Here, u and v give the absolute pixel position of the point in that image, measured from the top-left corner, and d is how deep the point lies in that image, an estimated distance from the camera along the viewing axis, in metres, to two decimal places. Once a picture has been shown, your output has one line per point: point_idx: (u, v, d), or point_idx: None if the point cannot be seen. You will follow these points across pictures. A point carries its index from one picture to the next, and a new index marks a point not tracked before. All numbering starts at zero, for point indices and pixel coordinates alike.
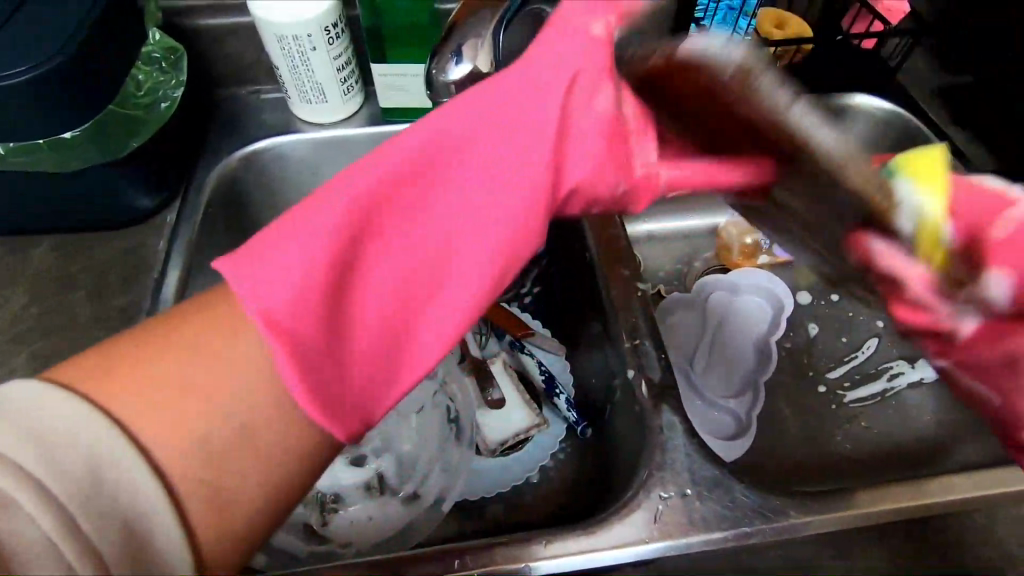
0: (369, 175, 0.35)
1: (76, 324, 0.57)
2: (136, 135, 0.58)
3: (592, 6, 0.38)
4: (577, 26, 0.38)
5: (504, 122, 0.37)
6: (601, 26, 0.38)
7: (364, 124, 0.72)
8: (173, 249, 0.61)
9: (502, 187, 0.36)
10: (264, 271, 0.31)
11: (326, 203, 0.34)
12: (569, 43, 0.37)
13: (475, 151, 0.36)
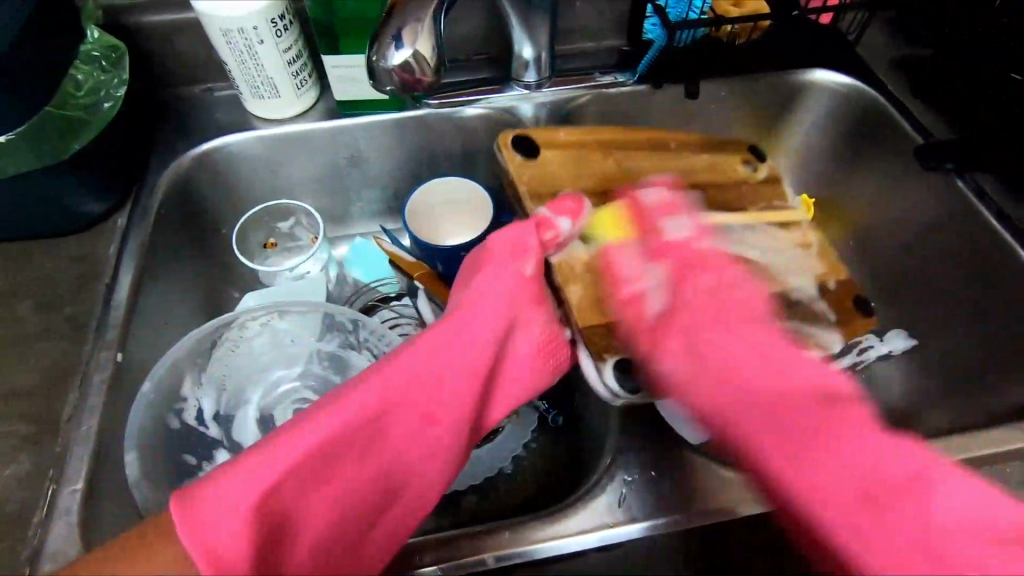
0: (370, 394, 0.42)
1: (23, 336, 0.55)
2: (76, 138, 0.57)
3: (534, 241, 0.51)
4: (512, 264, 0.50)
5: (453, 371, 0.45)
6: (530, 266, 0.51)
7: (320, 119, 0.71)
8: (124, 252, 0.59)
9: (458, 385, 0.45)
10: (275, 475, 0.37)
11: (336, 413, 0.40)
12: (504, 303, 0.49)
13: (432, 393, 0.44)
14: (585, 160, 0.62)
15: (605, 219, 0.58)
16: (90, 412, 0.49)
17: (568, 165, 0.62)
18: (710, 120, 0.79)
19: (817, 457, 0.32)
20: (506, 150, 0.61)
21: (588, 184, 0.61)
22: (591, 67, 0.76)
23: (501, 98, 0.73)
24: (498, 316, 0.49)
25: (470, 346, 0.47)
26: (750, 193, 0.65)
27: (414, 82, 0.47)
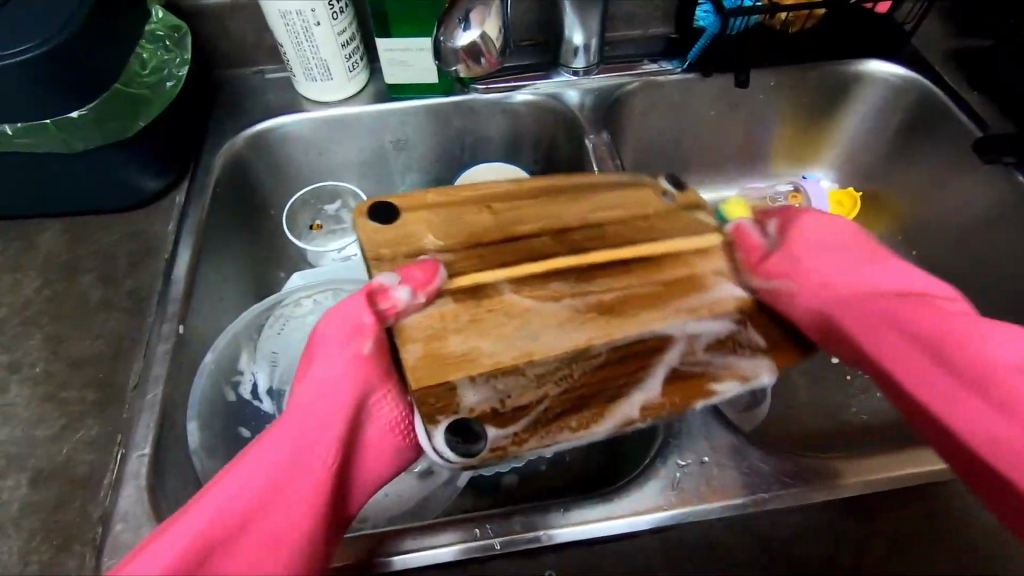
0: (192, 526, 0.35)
1: (87, 307, 0.57)
2: (141, 115, 0.58)
3: (368, 314, 0.41)
4: (345, 342, 0.42)
5: (293, 467, 0.38)
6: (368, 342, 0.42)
7: (369, 102, 0.72)
8: (183, 229, 0.61)
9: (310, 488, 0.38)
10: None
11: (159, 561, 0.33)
12: (330, 377, 0.41)
13: (268, 495, 0.37)
14: (547, 205, 0.49)
15: (500, 255, 0.45)
16: (154, 381, 0.51)
17: (539, 208, 0.48)
18: (756, 111, 0.79)
19: (969, 410, 0.38)
20: (362, 219, 0.46)
21: (536, 224, 0.47)
22: (637, 54, 0.76)
23: (549, 85, 0.73)
24: (339, 407, 0.41)
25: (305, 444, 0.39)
26: (661, 228, 0.48)
27: (476, 65, 0.47)
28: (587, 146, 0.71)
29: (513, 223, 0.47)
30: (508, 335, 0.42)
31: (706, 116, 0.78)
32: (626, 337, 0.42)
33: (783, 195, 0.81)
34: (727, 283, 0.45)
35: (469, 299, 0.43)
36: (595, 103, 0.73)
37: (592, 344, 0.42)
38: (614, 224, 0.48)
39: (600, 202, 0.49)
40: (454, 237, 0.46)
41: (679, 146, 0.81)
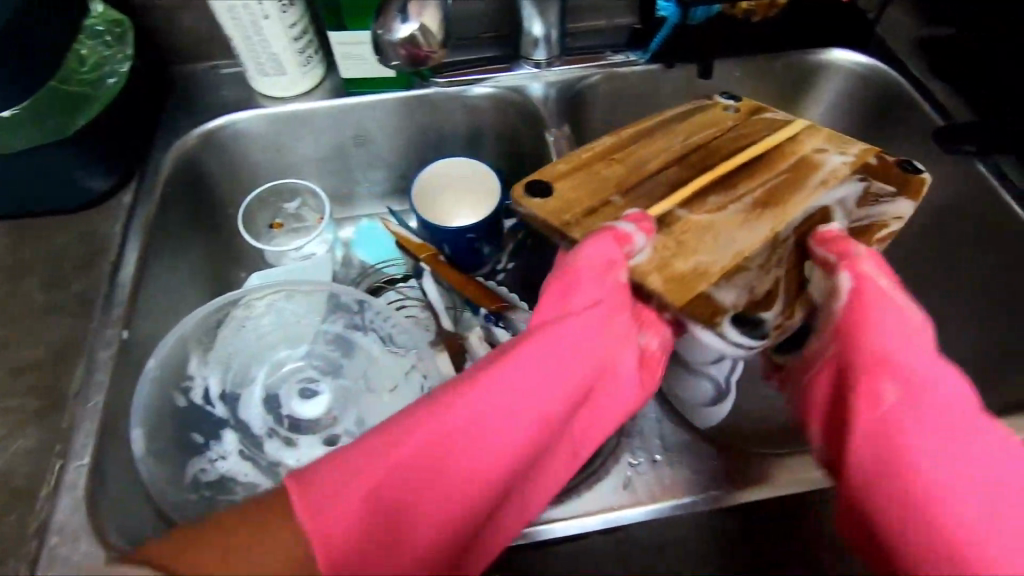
0: (410, 448, 0.37)
1: (30, 311, 0.55)
2: (81, 113, 0.56)
3: (615, 251, 0.43)
4: (602, 276, 0.42)
5: (534, 385, 0.39)
6: (621, 272, 0.43)
7: (325, 97, 0.70)
8: (130, 230, 0.59)
9: (539, 419, 0.39)
10: (346, 528, 0.35)
11: (351, 476, 0.35)
12: (582, 296, 0.41)
13: (497, 399, 0.38)
14: (660, 137, 0.55)
15: (662, 178, 0.51)
16: (96, 389, 0.49)
17: (658, 143, 0.55)
18: None
19: (905, 457, 0.37)
20: (522, 200, 0.51)
21: (659, 158, 0.53)
22: (600, 44, 0.75)
23: (510, 78, 0.72)
24: (617, 327, 0.41)
25: (553, 379, 0.39)
26: (757, 128, 0.56)
27: (419, 59, 0.46)
28: (549, 140, 0.69)
29: (623, 155, 0.54)
30: (712, 246, 0.46)
31: (671, 107, 0.77)
32: (798, 217, 0.48)
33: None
34: (830, 156, 0.52)
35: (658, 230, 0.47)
36: (557, 95, 0.72)
37: (778, 233, 0.47)
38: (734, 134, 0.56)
39: (688, 131, 0.56)
40: (594, 192, 0.51)
41: None
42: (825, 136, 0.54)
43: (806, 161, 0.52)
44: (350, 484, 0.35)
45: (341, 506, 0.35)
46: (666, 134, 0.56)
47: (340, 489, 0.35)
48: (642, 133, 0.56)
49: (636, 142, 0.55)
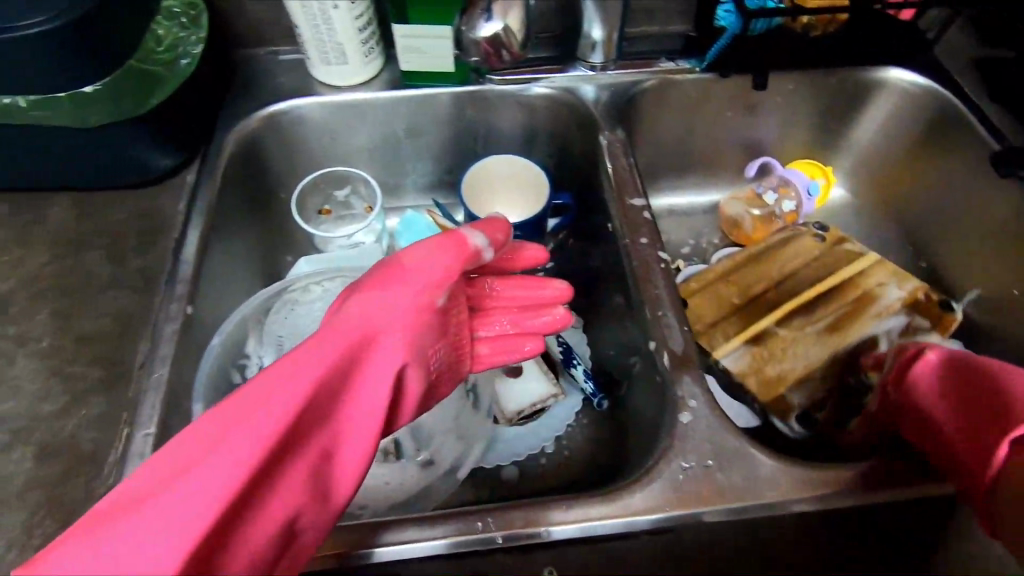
0: (229, 462, 0.34)
1: (95, 283, 0.57)
2: (155, 92, 0.57)
3: (435, 260, 0.46)
4: (406, 288, 0.45)
5: (348, 356, 0.41)
6: (443, 296, 0.46)
7: (383, 89, 0.71)
8: (194, 209, 0.61)
9: (362, 417, 0.41)
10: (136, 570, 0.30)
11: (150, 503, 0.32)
12: (408, 285, 0.45)
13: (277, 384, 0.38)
14: (753, 269, 0.75)
15: (756, 306, 0.71)
16: (161, 361, 0.51)
17: (754, 271, 0.75)
18: (770, 113, 0.78)
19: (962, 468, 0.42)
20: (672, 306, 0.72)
21: (756, 286, 0.73)
22: (654, 51, 0.75)
23: (565, 78, 0.73)
24: (398, 334, 0.43)
25: (376, 379, 0.42)
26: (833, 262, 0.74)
27: None
28: (602, 143, 0.70)
29: (739, 280, 0.74)
30: (792, 356, 0.66)
31: (720, 116, 0.78)
32: (855, 340, 0.67)
33: (772, 189, 0.81)
34: (890, 292, 0.70)
35: (755, 346, 0.67)
36: (610, 98, 0.72)
37: (837, 349, 0.66)
38: (825, 267, 0.74)
39: (791, 255, 0.76)
40: (722, 305, 0.72)
41: (692, 145, 0.81)
42: (890, 272, 0.71)
43: (867, 295, 0.70)
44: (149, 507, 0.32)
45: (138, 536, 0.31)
46: (759, 266, 0.75)
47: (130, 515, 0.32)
48: (759, 256, 0.76)
49: (745, 266, 0.75)
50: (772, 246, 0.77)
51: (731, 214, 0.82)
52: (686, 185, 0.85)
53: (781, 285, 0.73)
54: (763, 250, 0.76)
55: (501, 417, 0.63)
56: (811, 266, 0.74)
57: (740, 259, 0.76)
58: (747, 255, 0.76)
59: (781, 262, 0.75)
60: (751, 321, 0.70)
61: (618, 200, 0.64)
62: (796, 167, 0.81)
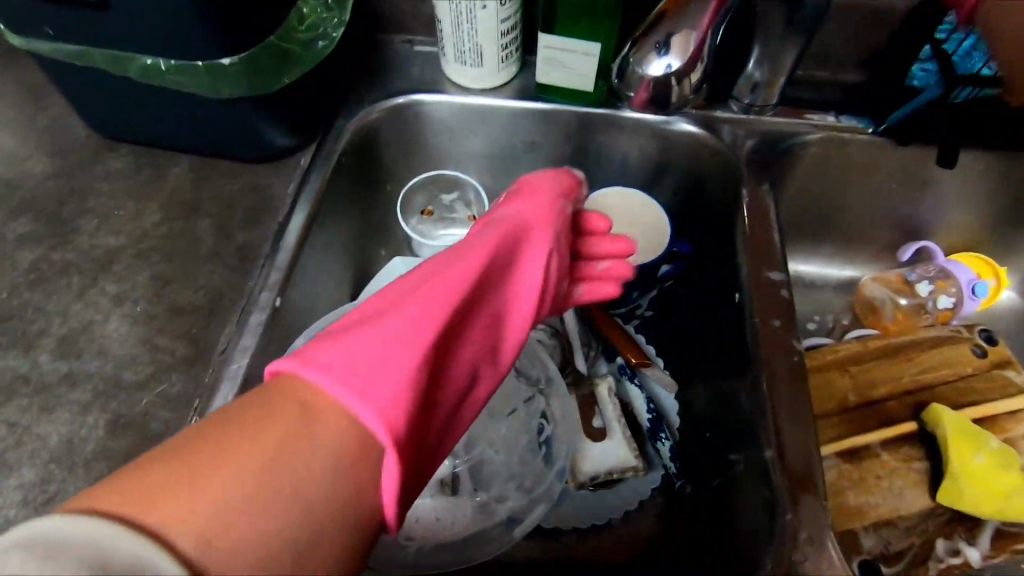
0: (432, 301, 0.35)
1: (195, 253, 0.56)
2: (287, 73, 0.56)
3: (559, 180, 0.52)
4: (544, 196, 0.49)
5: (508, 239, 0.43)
6: (568, 205, 0.50)
7: (514, 97, 0.67)
8: (302, 195, 0.59)
9: (524, 294, 0.42)
10: (373, 374, 0.30)
11: (367, 328, 0.33)
12: (543, 195, 0.49)
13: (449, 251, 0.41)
14: (891, 365, 0.64)
15: (875, 412, 0.61)
16: (242, 351, 0.49)
17: (888, 366, 0.64)
18: (943, 192, 0.67)
19: None
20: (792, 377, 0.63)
21: (885, 388, 0.63)
22: (822, 102, 0.66)
23: (711, 116, 0.65)
24: (546, 227, 0.46)
25: (534, 263, 0.43)
26: (984, 387, 0.63)
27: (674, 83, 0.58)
28: (743, 198, 0.62)
29: (871, 374, 0.63)
30: (889, 491, 0.57)
31: (883, 187, 0.68)
32: None
33: (928, 278, 0.70)
34: None
35: (853, 460, 0.58)
36: (757, 147, 0.64)
37: (938, 505, 0.56)
38: (968, 394, 0.63)
39: (936, 362, 0.64)
40: (837, 399, 0.62)
41: (841, 212, 0.70)
42: None
43: (1012, 443, 0.60)
44: (366, 332, 0.32)
45: (364, 348, 0.31)
46: (900, 362, 0.64)
47: (349, 337, 0.32)
48: (903, 353, 0.65)
49: (883, 358, 0.64)
50: (920, 344, 0.66)
51: (869, 297, 0.72)
52: (823, 253, 0.75)
53: (915, 396, 0.62)
54: (909, 348, 0.65)
55: (572, 483, 0.58)
56: (957, 387, 0.63)
57: (880, 350, 0.65)
58: (888, 345, 0.65)
59: (927, 370, 0.64)
60: (864, 429, 0.60)
61: (752, 269, 0.57)
62: (960, 258, 0.70)
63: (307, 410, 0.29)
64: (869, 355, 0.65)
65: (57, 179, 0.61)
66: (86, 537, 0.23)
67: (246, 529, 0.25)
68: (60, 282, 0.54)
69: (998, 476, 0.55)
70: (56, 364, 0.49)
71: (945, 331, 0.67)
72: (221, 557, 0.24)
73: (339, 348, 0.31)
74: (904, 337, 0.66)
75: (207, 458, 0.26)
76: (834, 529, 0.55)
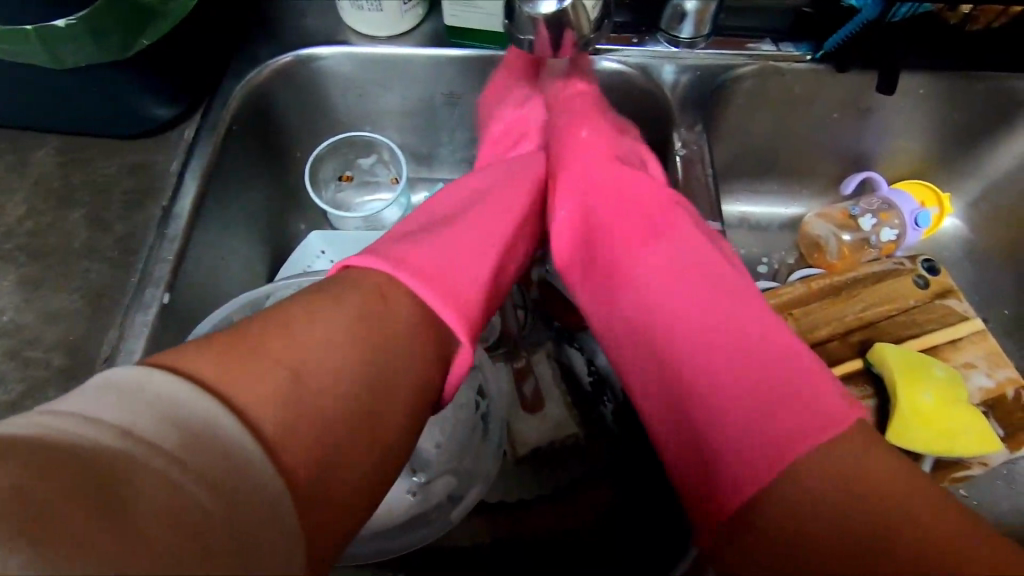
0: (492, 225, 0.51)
1: (68, 248, 0.50)
2: (148, 32, 0.48)
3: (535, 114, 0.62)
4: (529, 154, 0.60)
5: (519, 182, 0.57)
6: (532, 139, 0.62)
7: (423, 44, 0.60)
8: (187, 170, 0.52)
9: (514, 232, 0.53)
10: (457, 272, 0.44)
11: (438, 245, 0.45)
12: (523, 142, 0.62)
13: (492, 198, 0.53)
14: (834, 304, 0.62)
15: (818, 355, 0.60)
16: (127, 358, 0.44)
17: (831, 306, 0.62)
18: (883, 120, 0.64)
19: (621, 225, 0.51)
20: None
21: (828, 329, 0.61)
22: (757, 27, 0.61)
23: (641, 53, 0.60)
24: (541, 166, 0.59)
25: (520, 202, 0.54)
26: (926, 320, 0.62)
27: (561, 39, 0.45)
28: (676, 144, 0.58)
29: (815, 317, 0.62)
30: None
31: (823, 119, 0.64)
32: None
33: (871, 212, 0.68)
34: (974, 379, 0.60)
35: None
36: (692, 83, 0.59)
37: None
38: (912, 328, 0.62)
39: (878, 297, 0.63)
40: None
41: (783, 147, 0.67)
42: (985, 351, 0.61)
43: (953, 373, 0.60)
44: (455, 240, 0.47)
45: (439, 260, 0.44)
46: (843, 302, 0.63)
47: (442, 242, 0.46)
48: (846, 292, 0.63)
49: (826, 298, 0.63)
50: (863, 280, 0.64)
51: (813, 234, 0.70)
52: (768, 192, 0.71)
53: (858, 336, 0.61)
54: (852, 286, 0.64)
55: (511, 453, 0.56)
56: (901, 322, 0.62)
57: (824, 290, 0.63)
58: (831, 284, 0.63)
59: (870, 307, 0.63)
60: None
61: None
62: (903, 188, 0.67)
63: (384, 295, 0.39)
64: (814, 298, 0.63)
65: None
66: (155, 393, 0.28)
67: (310, 396, 0.32)
68: None
69: (943, 412, 0.55)
70: None
71: (888, 265, 0.65)
72: (290, 407, 0.31)
73: (417, 257, 0.43)
74: (847, 274, 0.65)
75: (277, 330, 0.34)
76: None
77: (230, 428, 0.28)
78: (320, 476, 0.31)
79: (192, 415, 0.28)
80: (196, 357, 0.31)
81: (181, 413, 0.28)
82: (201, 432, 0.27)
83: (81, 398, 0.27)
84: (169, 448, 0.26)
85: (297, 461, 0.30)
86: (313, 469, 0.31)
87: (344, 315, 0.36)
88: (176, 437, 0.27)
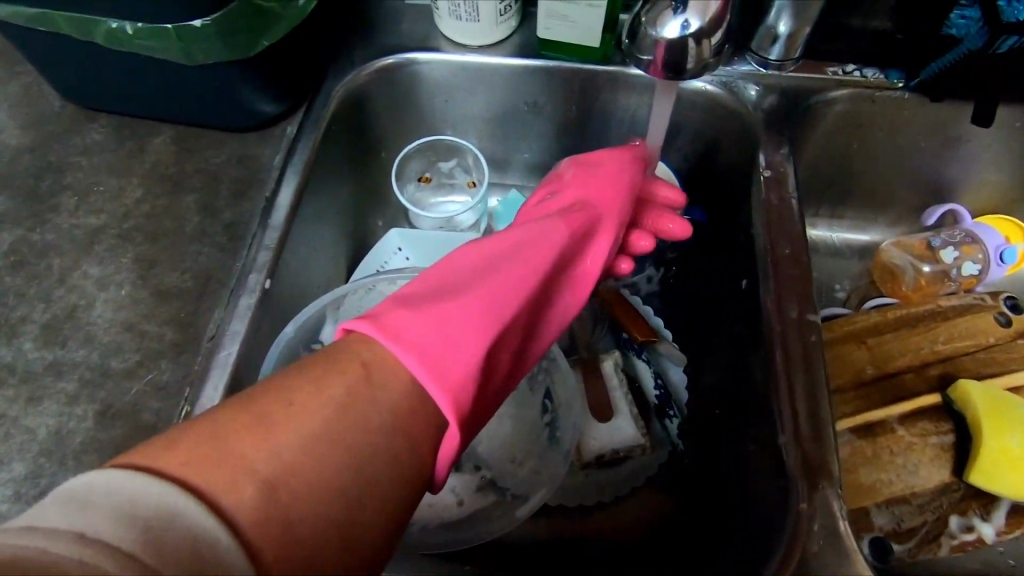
0: (499, 295, 0.39)
1: (179, 231, 0.53)
2: (266, 34, 0.51)
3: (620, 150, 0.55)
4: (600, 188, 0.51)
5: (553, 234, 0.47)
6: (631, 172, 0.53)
7: (513, 55, 0.61)
8: (288, 165, 0.55)
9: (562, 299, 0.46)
10: (447, 352, 0.34)
11: (441, 309, 0.36)
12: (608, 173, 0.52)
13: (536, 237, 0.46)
14: (910, 335, 0.61)
15: (894, 386, 0.59)
16: (231, 338, 0.47)
17: (908, 337, 0.61)
18: (973, 151, 0.63)
19: None
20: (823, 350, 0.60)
21: (904, 361, 0.60)
22: (848, 53, 0.60)
23: (728, 72, 0.60)
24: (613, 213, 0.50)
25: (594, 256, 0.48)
26: (1008, 357, 0.61)
27: (679, 64, 0.46)
28: (761, 162, 0.58)
29: (890, 348, 0.61)
30: (901, 468, 0.55)
31: (909, 147, 0.63)
32: None
33: (953, 244, 0.66)
34: None
35: (867, 436, 0.56)
36: (777, 105, 0.59)
37: (954, 480, 0.55)
38: (993, 365, 0.60)
39: (957, 332, 0.62)
40: (855, 373, 0.60)
41: (864, 174, 0.66)
42: None
43: None
44: (476, 280, 0.40)
45: (440, 332, 0.35)
46: (920, 334, 0.61)
47: (455, 283, 0.40)
48: (923, 324, 0.62)
49: (902, 328, 0.62)
50: (942, 312, 0.63)
51: (890, 262, 0.69)
52: (845, 216, 0.71)
53: (933, 370, 0.60)
54: (930, 317, 0.62)
55: (577, 460, 0.56)
56: (981, 358, 0.61)
57: (900, 321, 0.62)
58: (908, 315, 0.62)
59: (949, 341, 0.61)
60: (894, 412, 0.57)
61: (767, 244, 0.54)
62: (988, 222, 0.66)
63: (369, 378, 0.31)
64: (890, 328, 0.62)
65: (32, 153, 0.57)
66: (107, 489, 0.23)
67: (292, 494, 0.26)
68: (41, 265, 0.52)
69: None
70: (41, 352, 0.48)
71: (968, 299, 0.64)
72: (268, 511, 0.25)
73: (409, 325, 0.34)
74: (924, 306, 0.63)
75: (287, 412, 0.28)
76: (848, 507, 0.54)
77: (210, 529, 0.23)
78: (324, 563, 0.26)
79: (158, 509, 0.23)
80: (174, 452, 0.25)
81: (150, 516, 0.22)
82: (171, 537, 0.22)
83: (34, 511, 0.22)
84: (139, 554, 0.21)
85: (294, 549, 0.25)
86: (310, 573, 0.26)
87: (327, 402, 0.29)
88: (141, 528, 0.22)
